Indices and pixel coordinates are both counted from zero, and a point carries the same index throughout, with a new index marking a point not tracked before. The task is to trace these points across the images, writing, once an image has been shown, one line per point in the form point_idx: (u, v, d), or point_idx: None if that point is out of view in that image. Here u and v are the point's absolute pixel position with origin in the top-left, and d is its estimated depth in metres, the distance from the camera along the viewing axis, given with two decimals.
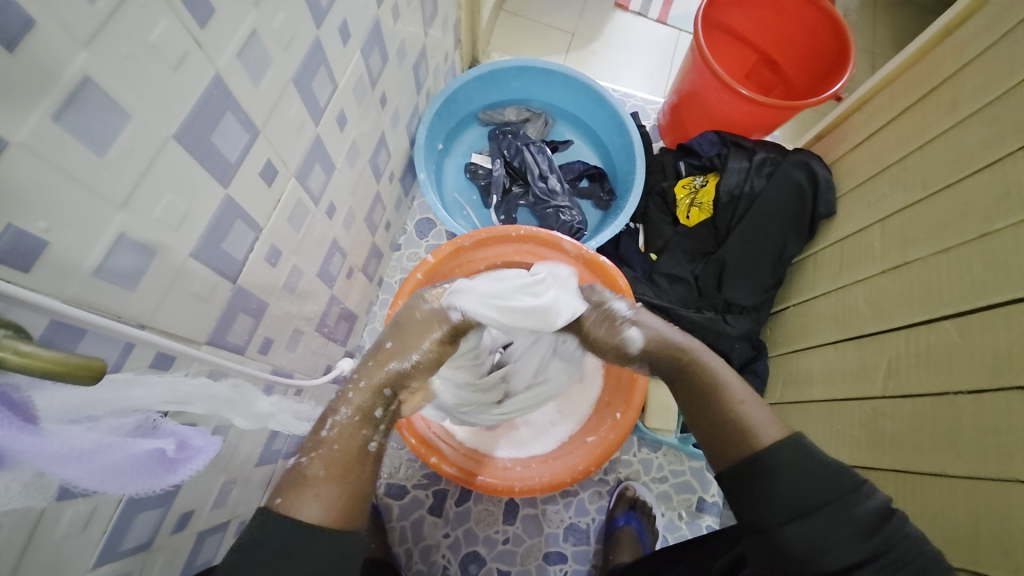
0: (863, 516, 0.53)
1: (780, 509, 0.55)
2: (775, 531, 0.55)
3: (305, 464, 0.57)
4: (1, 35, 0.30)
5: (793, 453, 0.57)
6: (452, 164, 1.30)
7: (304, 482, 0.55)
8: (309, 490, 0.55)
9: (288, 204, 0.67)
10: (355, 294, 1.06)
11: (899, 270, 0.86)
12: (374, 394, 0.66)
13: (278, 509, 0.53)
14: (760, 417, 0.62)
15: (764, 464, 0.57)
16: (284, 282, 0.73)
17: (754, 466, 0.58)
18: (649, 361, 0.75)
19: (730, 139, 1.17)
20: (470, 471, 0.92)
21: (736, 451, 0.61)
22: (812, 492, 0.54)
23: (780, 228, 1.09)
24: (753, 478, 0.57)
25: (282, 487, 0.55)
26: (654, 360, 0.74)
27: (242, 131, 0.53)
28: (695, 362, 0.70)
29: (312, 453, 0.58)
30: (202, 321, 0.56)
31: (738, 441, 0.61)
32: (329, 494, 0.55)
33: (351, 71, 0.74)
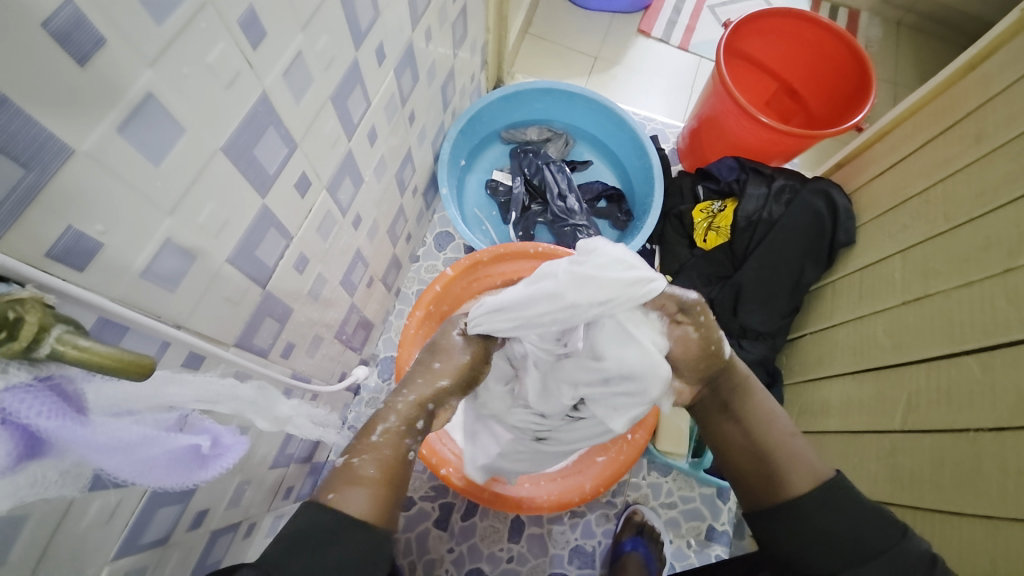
0: (911, 558, 0.56)
1: (830, 552, 0.57)
2: (824, 574, 0.57)
3: (356, 464, 0.60)
4: (77, 54, 0.33)
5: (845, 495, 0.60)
6: (473, 179, 1.33)
7: (357, 482, 0.58)
8: (359, 487, 0.58)
9: (318, 215, 0.69)
10: (373, 303, 1.08)
11: (920, 302, 0.85)
12: (415, 406, 0.67)
13: (328, 502, 0.56)
14: (809, 454, 0.65)
15: (806, 506, 0.60)
16: (309, 289, 0.75)
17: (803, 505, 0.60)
18: (707, 384, 0.73)
19: (750, 165, 1.17)
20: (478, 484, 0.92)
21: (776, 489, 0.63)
22: (865, 534, 0.57)
23: (798, 255, 1.09)
24: (803, 518, 0.60)
25: (333, 483, 0.58)
26: (715, 380, 0.72)
27: (282, 144, 0.56)
28: (748, 387, 0.72)
29: (363, 454, 0.61)
30: (231, 324, 0.59)
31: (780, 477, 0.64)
32: (376, 495, 0.58)
33: (384, 89, 0.77)
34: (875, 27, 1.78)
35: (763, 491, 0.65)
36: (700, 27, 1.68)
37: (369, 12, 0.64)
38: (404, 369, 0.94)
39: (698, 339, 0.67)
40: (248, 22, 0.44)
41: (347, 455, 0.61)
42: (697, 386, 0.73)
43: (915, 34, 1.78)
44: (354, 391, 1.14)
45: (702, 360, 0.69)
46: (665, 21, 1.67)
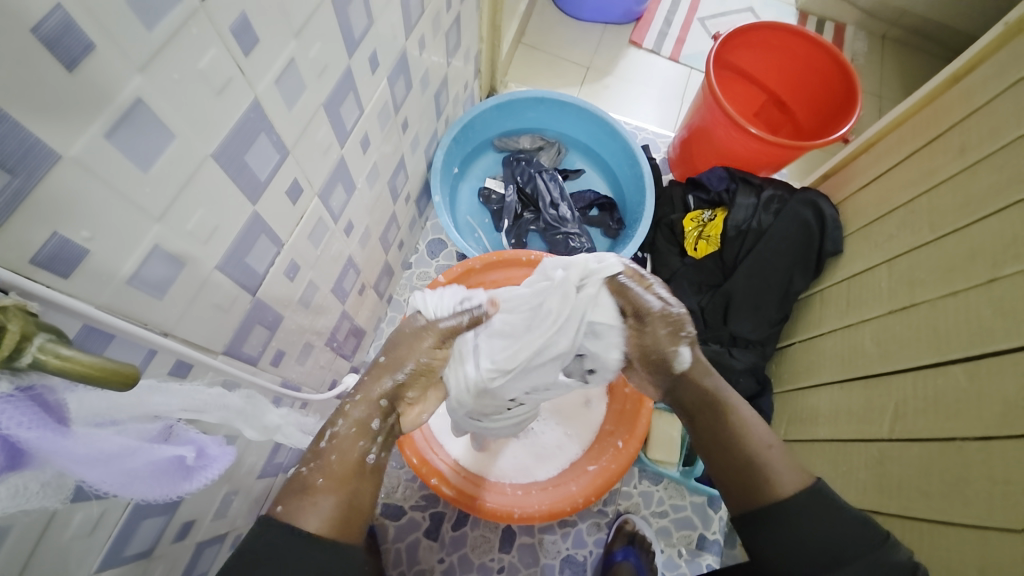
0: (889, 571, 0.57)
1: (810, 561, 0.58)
2: None
3: (305, 473, 0.60)
4: (66, 59, 0.32)
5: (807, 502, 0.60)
6: (466, 187, 1.34)
7: (308, 493, 0.58)
8: (309, 499, 0.58)
9: (309, 221, 0.69)
10: (365, 310, 1.07)
11: (907, 311, 0.86)
12: (371, 407, 0.66)
13: (277, 516, 0.56)
14: (782, 465, 0.64)
15: (786, 515, 0.60)
16: (300, 296, 0.74)
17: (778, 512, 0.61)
18: (670, 393, 0.75)
19: (740, 176, 1.19)
20: (468, 494, 0.91)
21: (756, 495, 0.63)
22: (841, 545, 0.58)
23: (787, 264, 1.10)
24: (781, 526, 0.60)
25: (283, 495, 0.58)
26: (676, 389, 0.74)
27: (273, 151, 0.56)
28: (720, 413, 0.70)
29: (309, 463, 0.61)
30: (220, 332, 0.58)
31: (755, 487, 0.63)
32: (326, 504, 0.58)
33: (377, 97, 0.77)
34: (861, 41, 1.82)
35: (742, 495, 0.64)
36: (691, 39, 1.71)
37: (362, 20, 0.65)
38: None
39: (639, 340, 0.74)
40: (240, 30, 0.44)
41: (311, 469, 0.61)
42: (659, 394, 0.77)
43: (899, 47, 1.82)
44: (344, 399, 1.13)
45: (650, 364, 0.74)
46: (656, 33, 1.70)
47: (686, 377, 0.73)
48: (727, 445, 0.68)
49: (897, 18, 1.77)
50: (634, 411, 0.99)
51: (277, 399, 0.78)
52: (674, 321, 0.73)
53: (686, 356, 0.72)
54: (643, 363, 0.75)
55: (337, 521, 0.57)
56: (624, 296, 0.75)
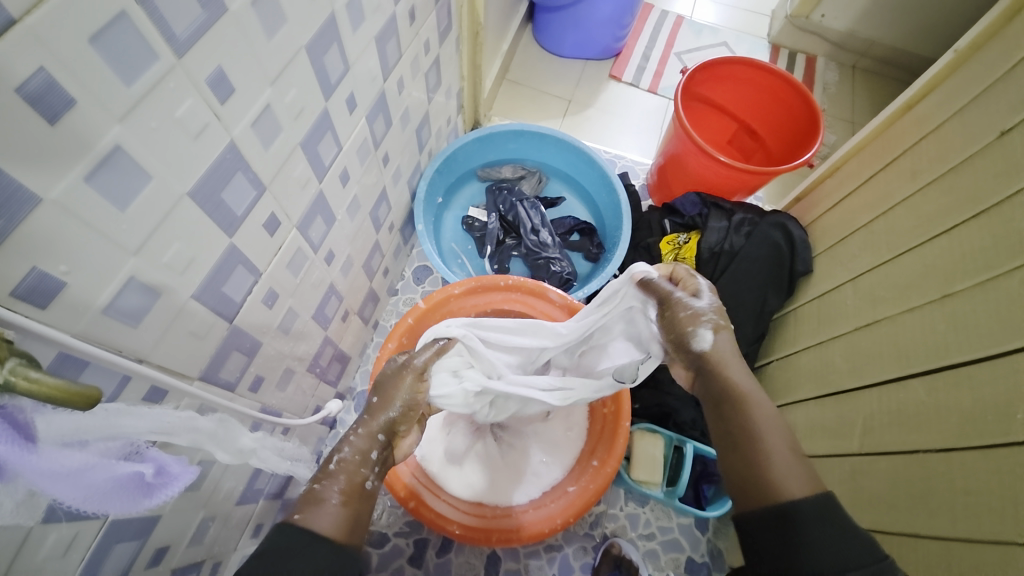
0: None
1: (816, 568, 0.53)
2: None
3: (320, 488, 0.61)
4: (48, 113, 0.36)
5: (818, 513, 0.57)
6: (451, 216, 1.39)
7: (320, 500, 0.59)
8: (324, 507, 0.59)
9: (288, 251, 0.73)
10: (349, 336, 1.10)
11: (871, 327, 0.89)
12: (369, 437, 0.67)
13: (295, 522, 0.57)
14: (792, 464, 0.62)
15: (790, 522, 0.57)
16: (279, 323, 0.77)
17: (777, 518, 0.58)
18: (700, 376, 0.70)
19: (712, 201, 1.22)
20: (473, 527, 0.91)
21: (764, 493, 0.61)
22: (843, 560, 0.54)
23: (760, 284, 1.12)
24: (779, 530, 0.58)
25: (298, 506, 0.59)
26: (705, 375, 0.69)
27: (250, 187, 0.60)
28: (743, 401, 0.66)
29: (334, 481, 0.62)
30: (197, 358, 0.61)
31: (756, 486, 0.62)
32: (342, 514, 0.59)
33: (356, 135, 0.82)
34: (832, 71, 1.91)
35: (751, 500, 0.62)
36: (667, 72, 1.79)
37: (339, 66, 0.70)
38: None
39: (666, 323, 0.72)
40: (216, 81, 0.49)
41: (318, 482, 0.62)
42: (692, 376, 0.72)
43: (870, 76, 1.90)
44: (329, 425, 1.15)
45: (674, 343, 0.71)
46: (635, 67, 1.79)
47: (713, 363, 0.68)
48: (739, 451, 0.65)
49: (865, 49, 1.86)
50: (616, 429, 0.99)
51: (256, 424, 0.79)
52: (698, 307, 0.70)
53: (708, 335, 0.68)
54: (671, 347, 0.72)
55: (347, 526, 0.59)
56: (660, 288, 0.75)
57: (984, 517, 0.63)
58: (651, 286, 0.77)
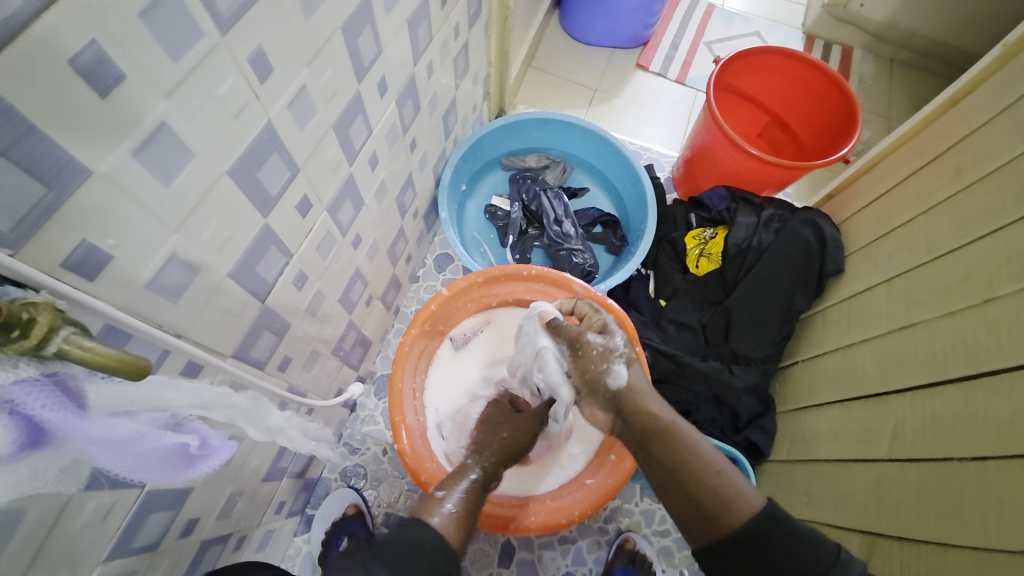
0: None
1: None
2: None
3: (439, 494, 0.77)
4: (99, 87, 0.37)
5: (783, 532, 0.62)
6: (474, 204, 1.38)
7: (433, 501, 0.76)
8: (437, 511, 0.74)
9: (318, 234, 0.73)
10: (372, 321, 1.11)
11: (905, 330, 0.86)
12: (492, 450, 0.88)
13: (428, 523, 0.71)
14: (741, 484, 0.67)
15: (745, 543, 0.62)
16: (307, 305, 0.78)
17: (740, 543, 0.62)
18: (618, 414, 0.82)
19: (741, 195, 1.19)
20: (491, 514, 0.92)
21: (716, 521, 0.65)
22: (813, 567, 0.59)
23: (789, 283, 1.09)
24: (743, 552, 0.62)
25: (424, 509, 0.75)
26: (620, 411, 0.81)
27: (285, 169, 0.60)
28: (671, 430, 0.74)
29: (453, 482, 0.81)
30: (230, 336, 0.62)
31: (711, 517, 0.66)
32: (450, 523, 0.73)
33: (385, 119, 0.82)
34: (868, 64, 1.84)
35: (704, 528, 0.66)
36: (697, 62, 1.75)
37: (372, 49, 0.70)
38: (398, 386, 0.95)
39: (585, 371, 0.85)
40: (257, 59, 0.49)
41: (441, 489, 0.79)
42: (609, 414, 0.84)
43: (908, 69, 1.83)
44: (350, 408, 1.16)
45: (592, 387, 0.84)
46: (663, 56, 1.75)
47: (628, 396, 0.80)
48: (671, 475, 0.72)
49: (905, 41, 1.79)
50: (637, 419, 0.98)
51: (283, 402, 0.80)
52: (601, 347, 0.84)
53: (621, 370, 0.81)
54: (588, 386, 0.84)
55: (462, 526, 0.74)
56: (569, 335, 0.88)
57: (1019, 528, 0.61)
58: (558, 333, 0.90)
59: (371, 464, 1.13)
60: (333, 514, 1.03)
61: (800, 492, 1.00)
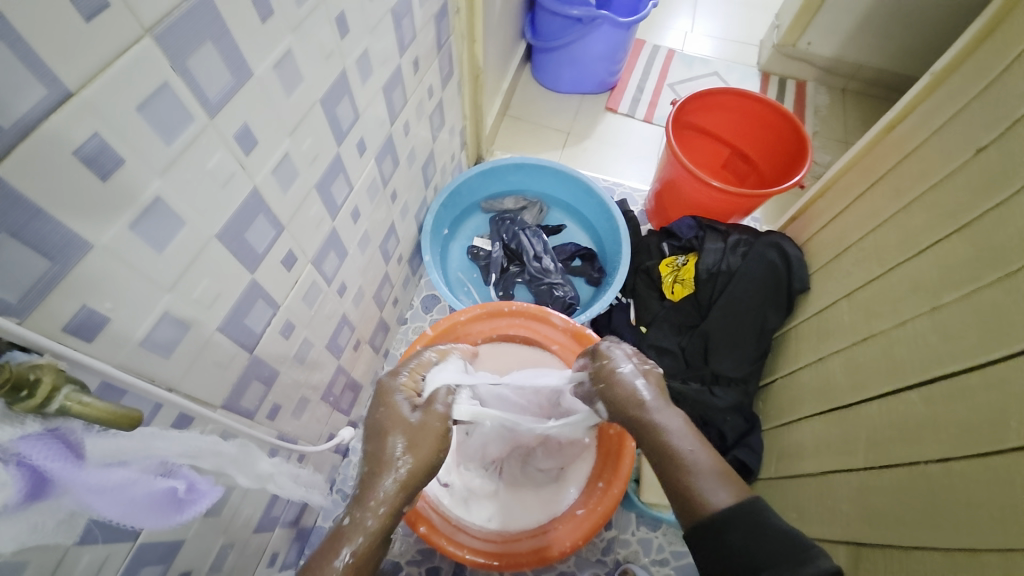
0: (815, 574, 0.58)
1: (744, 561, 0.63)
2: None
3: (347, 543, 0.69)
4: (101, 172, 0.42)
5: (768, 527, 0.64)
6: (457, 246, 1.44)
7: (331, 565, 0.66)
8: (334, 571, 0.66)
9: (304, 285, 0.78)
10: (361, 365, 1.14)
11: (868, 341, 0.90)
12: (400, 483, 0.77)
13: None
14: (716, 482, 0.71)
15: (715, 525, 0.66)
16: (295, 352, 0.82)
17: (712, 528, 0.67)
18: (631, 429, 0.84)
19: (707, 223, 1.26)
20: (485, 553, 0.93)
21: (694, 505, 0.70)
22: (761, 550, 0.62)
23: (759, 303, 1.14)
24: (710, 533, 0.67)
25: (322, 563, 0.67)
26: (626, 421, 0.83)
27: (270, 228, 0.66)
28: (652, 428, 0.78)
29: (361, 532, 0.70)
30: (219, 386, 0.65)
31: (688, 501, 0.71)
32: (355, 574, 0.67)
33: (365, 175, 0.89)
34: (822, 94, 1.98)
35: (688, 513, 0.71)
36: (661, 103, 1.87)
37: (350, 115, 0.77)
38: None
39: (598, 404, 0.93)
40: (243, 135, 0.56)
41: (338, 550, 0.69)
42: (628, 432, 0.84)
43: (860, 97, 1.96)
44: (342, 453, 1.17)
45: None
46: (630, 99, 1.87)
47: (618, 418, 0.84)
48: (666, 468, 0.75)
49: (853, 72, 1.92)
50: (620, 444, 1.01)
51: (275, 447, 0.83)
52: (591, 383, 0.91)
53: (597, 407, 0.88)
54: None
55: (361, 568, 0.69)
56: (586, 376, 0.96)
57: (988, 526, 0.63)
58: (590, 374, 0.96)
59: None
60: None
61: (790, 509, 1.00)
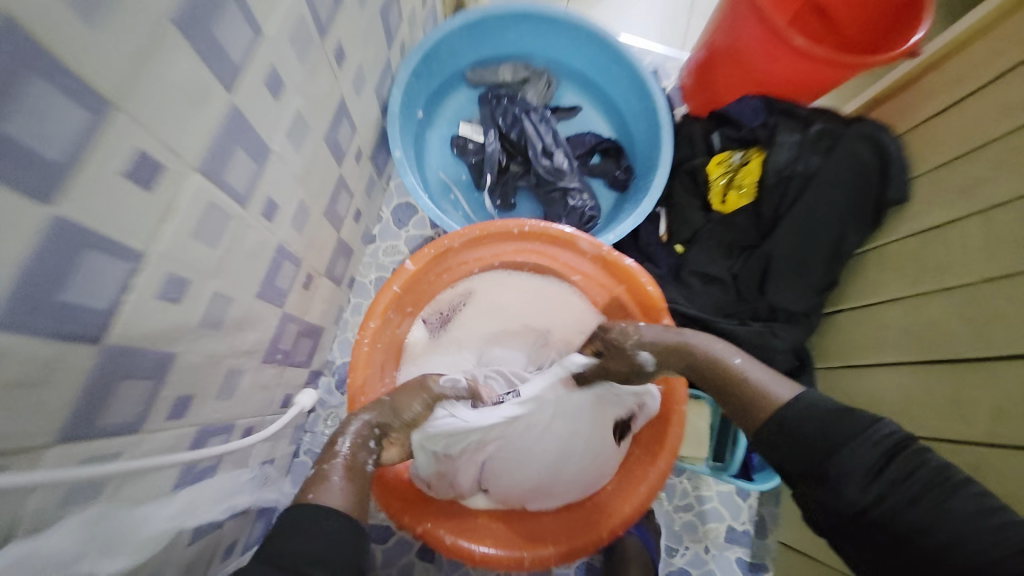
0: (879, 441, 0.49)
1: (813, 452, 0.51)
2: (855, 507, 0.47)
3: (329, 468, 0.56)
4: None
5: (813, 404, 0.55)
6: (436, 136, 1.07)
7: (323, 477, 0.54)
8: (335, 486, 0.53)
9: (189, 212, 0.46)
10: (318, 305, 0.85)
11: (1008, 281, 0.65)
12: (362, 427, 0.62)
13: (309, 500, 0.50)
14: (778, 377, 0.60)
15: (783, 416, 0.56)
16: (201, 317, 0.52)
17: (775, 425, 0.56)
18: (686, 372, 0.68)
19: (779, 107, 0.93)
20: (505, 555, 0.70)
21: (758, 407, 0.58)
22: (822, 423, 0.53)
23: (839, 218, 0.87)
24: (777, 426, 0.56)
25: (309, 486, 0.53)
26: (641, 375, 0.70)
27: (71, 108, 0.32)
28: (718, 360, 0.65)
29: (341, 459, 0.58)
30: (39, 407, 0.37)
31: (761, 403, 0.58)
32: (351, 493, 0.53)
33: (282, 13, 0.51)
34: None
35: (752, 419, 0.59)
36: None
37: None
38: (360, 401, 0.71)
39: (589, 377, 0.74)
40: None
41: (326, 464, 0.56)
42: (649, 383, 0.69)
43: None
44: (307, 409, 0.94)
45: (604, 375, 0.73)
46: None
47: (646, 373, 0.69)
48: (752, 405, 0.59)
49: None
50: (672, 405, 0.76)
51: (180, 480, 0.56)
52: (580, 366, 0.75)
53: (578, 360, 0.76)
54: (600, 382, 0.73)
55: (357, 504, 0.53)
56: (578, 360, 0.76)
57: None
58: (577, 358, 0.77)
59: None
60: None
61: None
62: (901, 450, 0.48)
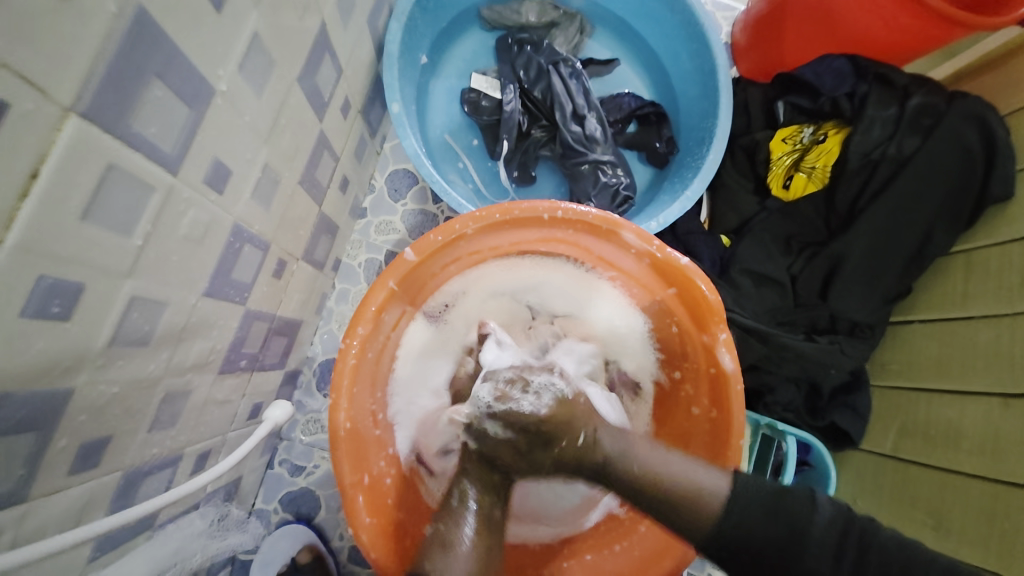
0: (819, 546, 0.41)
1: (814, 568, 0.41)
2: None
3: (443, 529, 0.47)
4: None
5: (750, 490, 0.44)
6: (442, 88, 0.89)
7: (448, 547, 0.45)
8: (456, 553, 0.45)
9: (60, 177, 0.29)
10: (295, 293, 0.69)
11: None
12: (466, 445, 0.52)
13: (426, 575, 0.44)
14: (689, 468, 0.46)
15: (735, 529, 0.42)
16: (110, 330, 0.37)
17: (731, 537, 0.42)
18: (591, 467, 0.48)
19: (878, 70, 0.78)
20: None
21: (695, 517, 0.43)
22: (766, 524, 0.42)
23: (927, 215, 0.73)
24: (732, 543, 0.42)
25: (427, 551, 0.45)
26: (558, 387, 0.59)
27: None
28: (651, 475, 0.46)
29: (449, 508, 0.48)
30: None
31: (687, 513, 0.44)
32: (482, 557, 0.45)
33: None
34: None
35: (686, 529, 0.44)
36: None
37: None
38: (339, 432, 0.55)
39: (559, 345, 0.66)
40: None
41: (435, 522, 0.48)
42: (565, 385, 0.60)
43: None
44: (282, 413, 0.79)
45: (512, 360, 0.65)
46: None
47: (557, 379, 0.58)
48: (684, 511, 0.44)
49: None
50: (723, 439, 0.60)
51: (99, 548, 0.43)
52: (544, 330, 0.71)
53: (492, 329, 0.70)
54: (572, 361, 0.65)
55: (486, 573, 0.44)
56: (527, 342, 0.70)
57: None
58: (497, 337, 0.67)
59: (326, 486, 0.79)
60: (278, 558, 0.74)
61: (912, 510, 0.70)
62: (852, 528, 0.41)
